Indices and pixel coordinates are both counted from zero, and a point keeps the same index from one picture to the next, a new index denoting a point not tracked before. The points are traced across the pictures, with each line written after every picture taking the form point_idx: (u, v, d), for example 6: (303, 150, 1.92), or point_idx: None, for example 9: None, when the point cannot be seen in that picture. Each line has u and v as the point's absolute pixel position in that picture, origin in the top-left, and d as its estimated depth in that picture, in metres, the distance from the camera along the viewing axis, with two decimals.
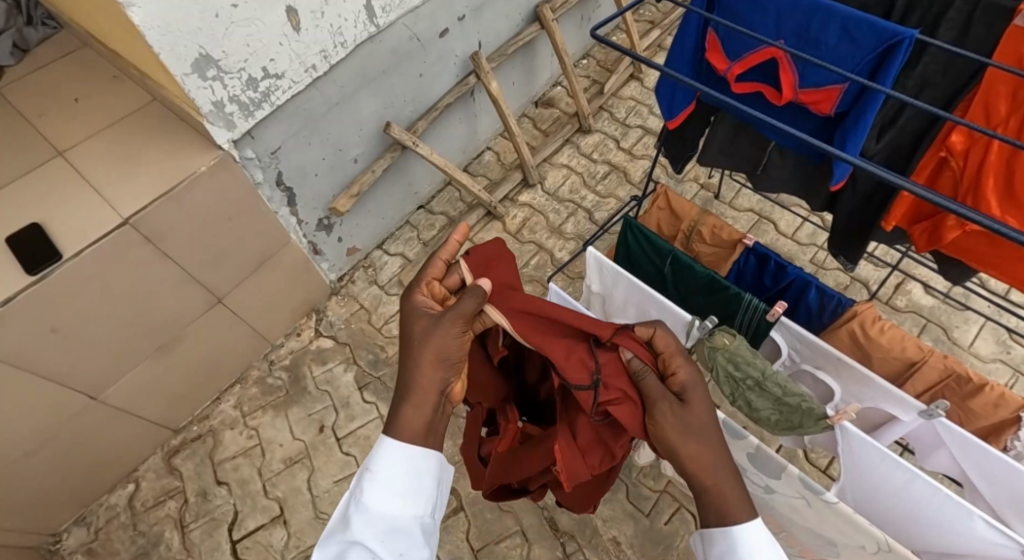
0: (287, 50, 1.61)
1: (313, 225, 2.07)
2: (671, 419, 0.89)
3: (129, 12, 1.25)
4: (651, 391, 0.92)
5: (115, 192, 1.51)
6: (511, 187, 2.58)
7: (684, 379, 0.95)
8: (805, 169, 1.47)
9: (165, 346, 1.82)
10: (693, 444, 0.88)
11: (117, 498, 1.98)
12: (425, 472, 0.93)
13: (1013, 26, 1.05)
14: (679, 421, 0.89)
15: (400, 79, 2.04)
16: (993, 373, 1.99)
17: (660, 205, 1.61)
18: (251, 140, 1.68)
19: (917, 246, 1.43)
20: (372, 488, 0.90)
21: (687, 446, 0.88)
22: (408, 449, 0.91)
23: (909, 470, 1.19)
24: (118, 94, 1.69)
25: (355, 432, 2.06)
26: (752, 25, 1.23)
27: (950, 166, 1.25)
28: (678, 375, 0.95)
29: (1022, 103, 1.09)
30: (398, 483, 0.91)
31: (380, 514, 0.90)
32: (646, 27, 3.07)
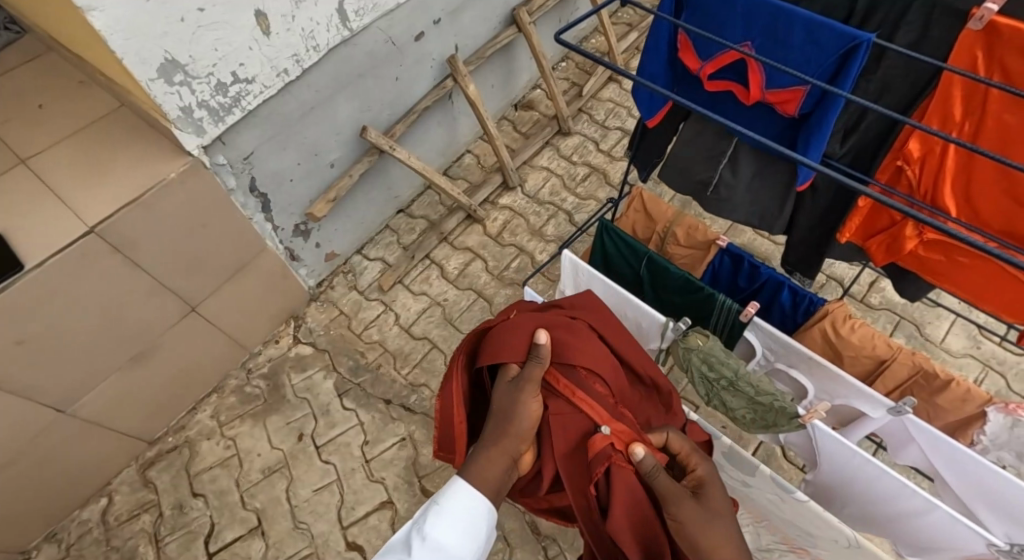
0: (257, 55, 1.59)
1: (289, 231, 2.05)
2: (690, 514, 0.90)
3: (89, 16, 1.23)
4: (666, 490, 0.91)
5: (81, 200, 1.48)
6: (490, 190, 2.57)
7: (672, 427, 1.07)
8: (762, 178, 1.45)
9: (138, 356, 1.78)
10: (713, 537, 0.89)
11: (90, 513, 1.94)
12: (480, 516, 0.95)
13: (967, 30, 1.06)
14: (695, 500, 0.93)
15: (375, 83, 2.02)
16: (965, 367, 2.02)
17: (635, 208, 1.62)
18: (222, 146, 1.65)
19: (874, 260, 1.44)
20: (438, 519, 0.92)
21: (705, 539, 0.89)
22: (476, 496, 0.94)
23: (878, 468, 1.20)
24: (84, 100, 1.66)
25: (335, 439, 2.04)
26: (721, 26, 1.24)
27: (907, 175, 1.27)
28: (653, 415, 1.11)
29: (974, 108, 1.13)
30: (462, 523, 0.93)
31: (439, 546, 0.91)
32: (624, 30, 3.08)
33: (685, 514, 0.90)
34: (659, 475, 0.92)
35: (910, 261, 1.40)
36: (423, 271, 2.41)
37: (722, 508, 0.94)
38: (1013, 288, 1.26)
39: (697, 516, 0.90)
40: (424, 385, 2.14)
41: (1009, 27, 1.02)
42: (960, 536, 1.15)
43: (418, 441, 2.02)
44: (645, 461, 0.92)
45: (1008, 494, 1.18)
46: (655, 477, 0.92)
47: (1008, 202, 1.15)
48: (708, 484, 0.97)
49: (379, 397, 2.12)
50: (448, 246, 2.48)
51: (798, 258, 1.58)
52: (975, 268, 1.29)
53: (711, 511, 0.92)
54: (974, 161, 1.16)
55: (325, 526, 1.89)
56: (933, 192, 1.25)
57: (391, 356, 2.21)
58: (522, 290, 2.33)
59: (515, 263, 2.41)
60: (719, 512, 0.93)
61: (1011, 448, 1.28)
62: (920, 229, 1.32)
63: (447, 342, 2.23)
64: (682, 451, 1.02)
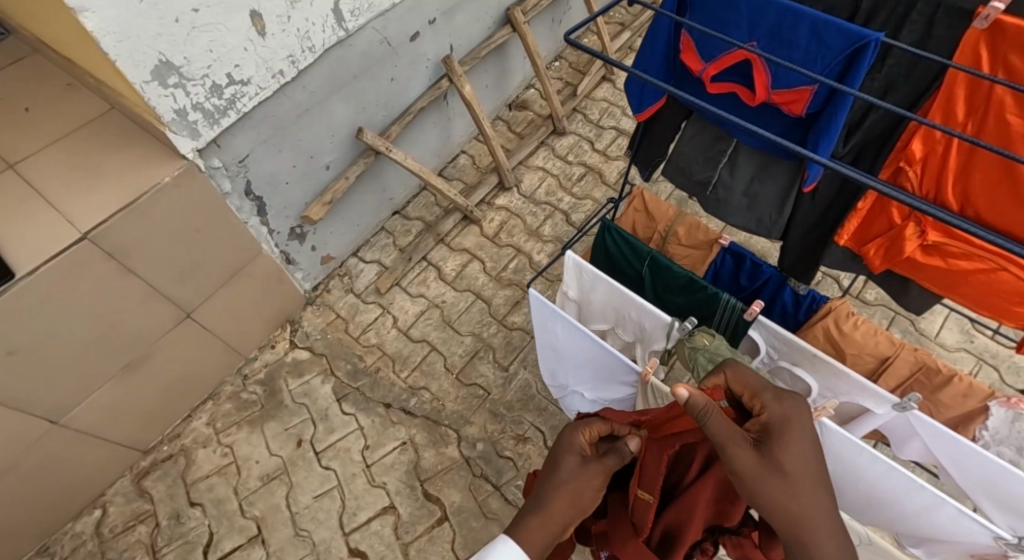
0: (252, 56, 1.56)
1: (285, 234, 2.02)
2: (745, 466, 0.77)
3: (82, 17, 1.20)
4: (718, 434, 0.80)
5: (73, 206, 1.44)
6: (487, 191, 2.56)
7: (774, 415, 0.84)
8: (760, 182, 1.45)
9: (132, 364, 1.75)
10: (775, 493, 0.76)
11: (83, 525, 1.90)
12: None
13: (973, 28, 1.06)
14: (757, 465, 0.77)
15: (370, 84, 2.00)
16: (960, 362, 2.03)
17: (635, 208, 1.60)
18: (217, 149, 1.63)
19: (873, 266, 1.43)
20: None
21: (763, 493, 0.76)
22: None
23: (885, 465, 1.19)
24: (73, 102, 1.62)
25: (335, 445, 2.01)
26: (725, 26, 1.23)
27: (907, 176, 1.26)
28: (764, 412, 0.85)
29: (977, 106, 1.13)
30: None
31: None
32: (616, 29, 3.08)
33: (744, 467, 0.77)
34: (710, 416, 0.80)
35: (904, 265, 1.39)
36: (421, 272, 2.39)
37: (796, 464, 0.77)
38: (1014, 289, 1.25)
39: (760, 471, 0.77)
40: (424, 388, 2.12)
41: (1015, 24, 1.02)
42: (969, 531, 1.16)
43: (419, 444, 2.00)
44: (693, 402, 0.81)
45: (1013, 487, 1.19)
46: (705, 416, 0.80)
47: (1011, 202, 1.15)
48: (775, 426, 0.82)
49: (379, 400, 2.10)
50: (445, 248, 2.46)
51: (794, 263, 1.56)
52: (974, 270, 1.28)
53: (775, 463, 0.78)
54: (977, 159, 1.16)
55: (327, 533, 1.86)
56: (934, 191, 1.25)
57: (390, 359, 2.19)
58: (521, 291, 2.32)
59: (513, 264, 2.39)
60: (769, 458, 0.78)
61: (1010, 443, 1.30)
62: (921, 229, 1.31)
63: (446, 344, 2.21)
64: (748, 391, 0.89)
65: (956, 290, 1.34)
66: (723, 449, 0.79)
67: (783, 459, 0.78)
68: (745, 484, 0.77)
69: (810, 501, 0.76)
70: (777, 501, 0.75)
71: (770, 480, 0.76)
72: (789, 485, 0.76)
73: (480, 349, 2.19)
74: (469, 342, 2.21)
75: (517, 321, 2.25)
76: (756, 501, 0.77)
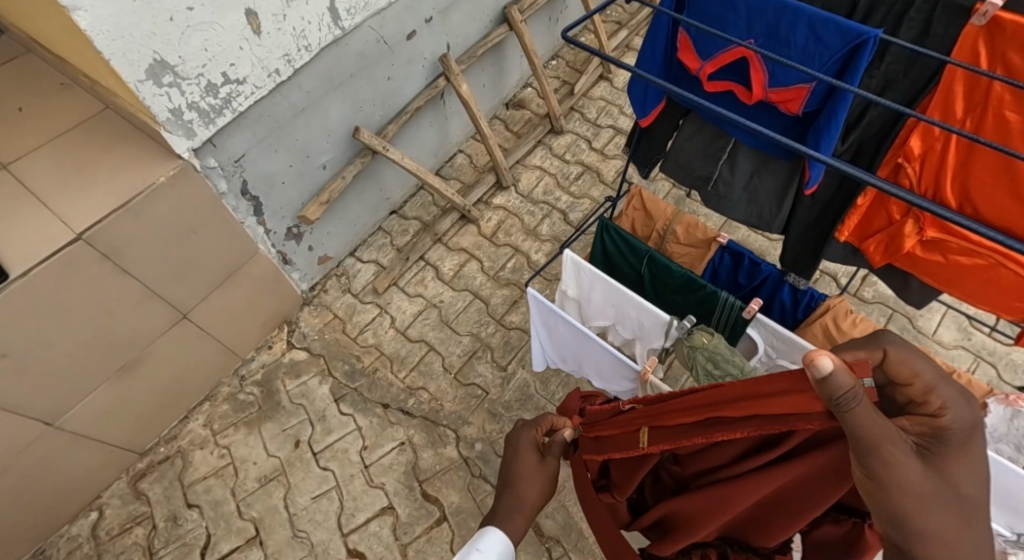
0: (248, 55, 1.55)
1: (281, 234, 2.01)
2: (910, 486, 0.56)
3: (74, 15, 1.19)
4: (878, 439, 0.57)
5: (67, 207, 1.43)
6: (484, 190, 2.55)
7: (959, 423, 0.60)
8: (758, 180, 1.45)
9: (127, 366, 1.74)
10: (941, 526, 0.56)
11: (79, 528, 1.89)
12: None
13: (970, 25, 1.06)
14: (927, 487, 0.57)
15: (367, 83, 1.99)
16: (957, 360, 2.03)
17: (634, 206, 1.59)
18: (212, 149, 1.61)
19: (873, 261, 1.43)
20: None
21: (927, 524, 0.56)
22: None
23: None
24: (67, 102, 1.61)
25: (332, 446, 2.01)
26: (723, 24, 1.22)
27: (906, 172, 1.26)
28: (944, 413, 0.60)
29: (976, 103, 1.12)
30: None
31: None
32: (613, 28, 3.07)
33: (904, 479, 0.56)
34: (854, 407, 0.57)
35: (905, 261, 1.39)
36: (418, 272, 2.38)
37: (969, 486, 0.58)
38: (1014, 286, 1.25)
39: (924, 489, 0.56)
40: (422, 388, 2.11)
41: (1013, 21, 1.02)
42: None
43: (417, 445, 1.99)
44: (830, 384, 0.57)
45: (1012, 485, 1.18)
46: (849, 407, 0.57)
47: (1010, 199, 1.14)
48: (955, 439, 0.59)
49: (377, 401, 2.09)
50: (442, 247, 2.45)
51: (795, 259, 1.56)
52: (974, 266, 1.28)
53: (951, 489, 0.57)
54: (976, 155, 1.15)
55: (325, 534, 1.85)
56: (933, 188, 1.24)
57: (387, 360, 2.18)
58: (518, 290, 2.31)
59: (511, 263, 2.38)
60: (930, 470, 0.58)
61: (1009, 441, 1.29)
62: (920, 227, 1.31)
63: (444, 344, 2.20)
64: (916, 380, 0.63)
65: (956, 285, 1.34)
66: (870, 452, 0.57)
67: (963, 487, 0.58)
68: (892, 500, 0.57)
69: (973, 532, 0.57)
70: (935, 531, 0.56)
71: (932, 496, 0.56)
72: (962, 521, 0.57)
73: (478, 349, 2.18)
74: (467, 342, 2.20)
75: (515, 321, 2.24)
76: (897, 518, 0.57)
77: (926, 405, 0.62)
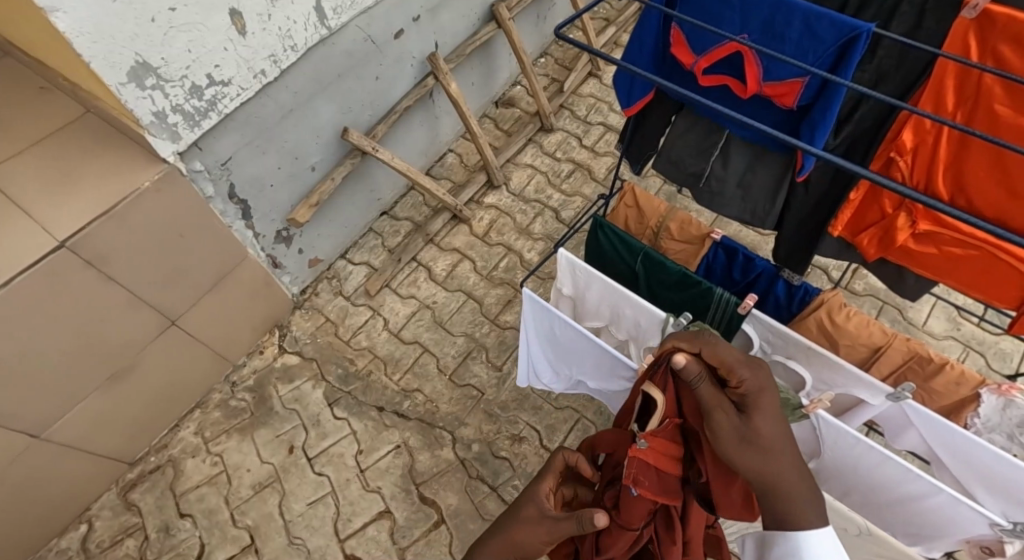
0: (232, 56, 1.52)
1: (271, 238, 1.98)
2: (730, 428, 0.96)
3: (52, 17, 1.16)
4: (708, 400, 0.98)
5: (50, 213, 1.40)
6: (475, 189, 2.53)
7: (748, 387, 0.98)
8: (752, 173, 1.44)
9: (116, 375, 1.71)
10: (766, 460, 0.94)
11: (69, 541, 1.85)
12: None
13: (961, 18, 1.06)
14: (738, 430, 0.95)
15: (356, 83, 1.97)
16: (947, 350, 2.04)
17: (627, 204, 1.58)
18: (199, 152, 1.59)
19: (867, 255, 1.42)
20: None
21: (752, 464, 0.94)
22: None
23: (881, 455, 1.18)
24: (47, 106, 1.57)
25: (327, 450, 1.98)
26: (717, 19, 1.21)
27: (898, 167, 1.25)
28: (740, 384, 0.99)
29: (967, 96, 1.12)
30: None
31: None
32: (601, 25, 3.06)
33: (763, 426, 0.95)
34: (702, 383, 1.00)
35: (899, 254, 1.38)
36: (411, 273, 2.36)
37: (772, 431, 0.96)
38: (1003, 275, 1.26)
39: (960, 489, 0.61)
40: (417, 390, 2.09)
41: (1004, 14, 1.02)
42: (964, 517, 1.14)
43: (413, 447, 1.97)
44: (689, 367, 1.00)
45: (1004, 471, 1.18)
46: (700, 383, 1.00)
47: (1003, 190, 1.14)
48: (750, 398, 0.98)
49: (372, 404, 2.07)
50: (434, 248, 2.43)
51: (788, 253, 1.54)
52: (967, 257, 1.28)
53: (752, 436, 0.95)
54: (968, 148, 1.15)
55: (322, 540, 1.83)
56: (924, 181, 1.24)
57: (381, 362, 2.16)
58: (512, 290, 2.29)
59: (504, 263, 2.37)
60: (773, 431, 0.95)
61: (1002, 430, 1.28)
62: (912, 220, 1.31)
63: (439, 345, 2.18)
64: (723, 365, 1.00)
65: (947, 275, 1.34)
66: (755, 401, 0.98)
67: (758, 428, 0.95)
68: (751, 433, 0.95)
69: (803, 488, 0.95)
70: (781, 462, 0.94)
71: (782, 457, 0.94)
72: (775, 444, 0.95)
73: (472, 349, 2.16)
74: (461, 342, 2.18)
75: (509, 320, 2.22)
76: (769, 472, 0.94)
77: (733, 380, 1.00)
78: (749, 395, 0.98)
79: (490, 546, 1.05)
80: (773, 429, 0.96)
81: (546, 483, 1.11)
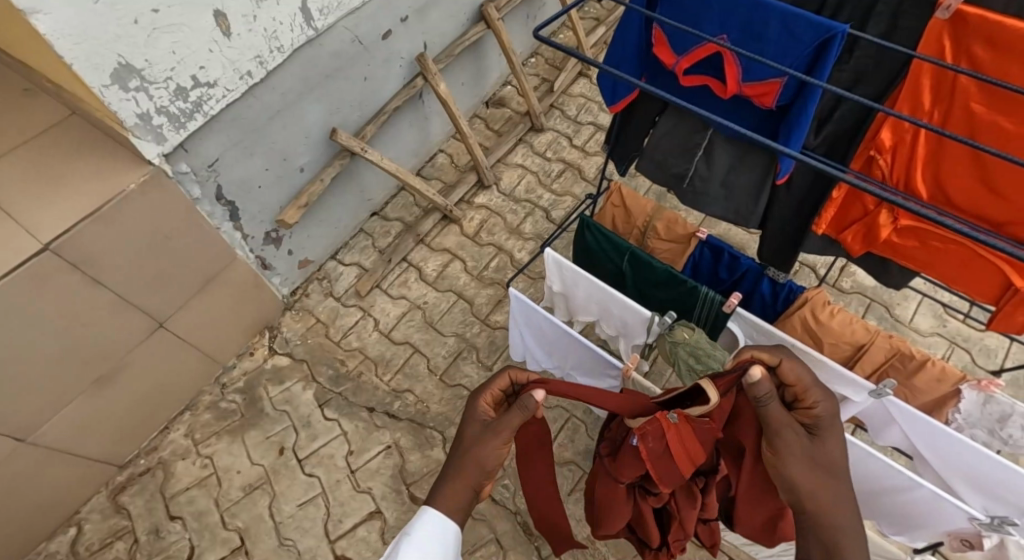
0: (218, 57, 1.52)
1: (260, 240, 1.98)
2: (798, 447, 0.90)
3: (33, 19, 1.16)
4: (774, 419, 0.91)
5: (34, 216, 1.39)
6: (466, 190, 2.53)
7: (822, 412, 0.94)
8: (734, 173, 1.45)
9: (103, 378, 1.70)
10: (826, 490, 0.88)
11: (58, 545, 1.84)
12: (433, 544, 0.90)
13: (934, 19, 1.07)
14: (811, 451, 0.91)
15: (343, 83, 1.97)
16: (933, 346, 2.06)
17: (614, 203, 1.60)
18: (185, 154, 1.59)
19: (851, 251, 1.43)
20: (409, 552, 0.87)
21: (814, 490, 0.88)
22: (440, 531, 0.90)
23: (863, 451, 1.20)
24: (31, 108, 1.56)
25: (318, 452, 1.98)
26: (697, 20, 1.22)
27: (879, 164, 1.26)
28: (816, 409, 0.94)
29: (944, 95, 1.13)
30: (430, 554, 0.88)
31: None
32: (591, 25, 3.07)
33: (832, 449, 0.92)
34: (770, 402, 0.91)
35: (884, 248, 1.39)
36: (402, 274, 2.37)
37: (839, 454, 0.92)
38: (984, 270, 1.28)
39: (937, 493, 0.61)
40: (408, 391, 2.09)
41: (976, 15, 1.03)
42: (944, 511, 1.16)
43: (404, 448, 1.98)
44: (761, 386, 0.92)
45: (984, 467, 1.20)
46: (768, 401, 0.91)
47: (980, 188, 1.15)
48: (824, 422, 0.94)
49: (362, 405, 2.07)
50: (425, 248, 2.43)
51: (774, 251, 1.55)
52: (948, 251, 1.30)
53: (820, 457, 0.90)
54: (945, 147, 1.16)
55: (312, 541, 1.83)
56: (904, 179, 1.25)
57: (372, 363, 2.16)
58: (502, 290, 2.30)
59: (495, 262, 2.37)
60: (838, 458, 0.91)
61: (982, 426, 1.30)
62: (894, 216, 1.33)
63: (429, 346, 2.19)
64: (799, 383, 0.96)
65: (930, 269, 1.36)
66: (826, 428, 0.93)
67: (830, 453, 0.91)
68: (820, 454, 0.91)
69: (859, 522, 0.89)
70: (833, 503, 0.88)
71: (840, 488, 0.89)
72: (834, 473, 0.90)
73: (463, 349, 2.17)
74: (452, 343, 2.19)
75: (500, 320, 2.23)
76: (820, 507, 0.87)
77: (805, 400, 0.95)
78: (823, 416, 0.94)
79: (443, 490, 0.94)
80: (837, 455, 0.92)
81: (486, 404, 1.03)
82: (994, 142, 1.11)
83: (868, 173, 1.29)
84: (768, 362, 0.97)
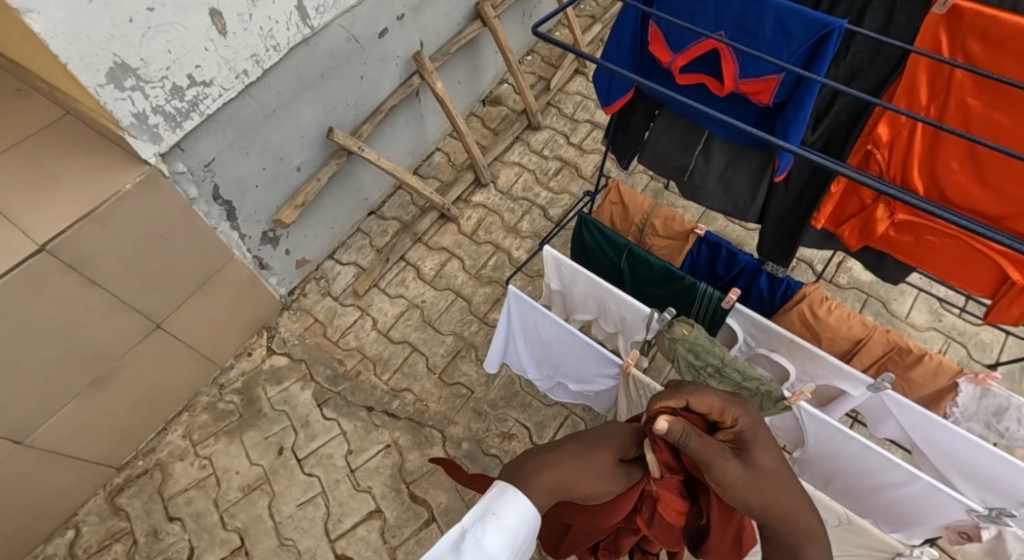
0: (213, 56, 1.52)
1: (257, 239, 1.97)
2: (733, 475, 0.88)
3: (27, 18, 1.15)
4: (702, 454, 0.88)
5: (28, 217, 1.39)
6: (463, 188, 2.53)
7: (744, 427, 0.92)
8: (732, 168, 1.45)
9: (99, 380, 1.70)
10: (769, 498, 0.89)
11: (55, 548, 1.84)
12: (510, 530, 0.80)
13: (931, 14, 1.07)
14: (747, 475, 0.89)
15: (340, 82, 1.96)
16: (929, 341, 2.07)
17: (612, 200, 1.59)
18: (181, 154, 1.58)
19: (849, 245, 1.44)
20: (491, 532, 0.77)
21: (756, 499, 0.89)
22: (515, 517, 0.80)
23: (859, 444, 1.20)
24: (25, 108, 1.55)
25: (317, 451, 1.98)
26: (692, 17, 1.22)
27: (876, 159, 1.27)
28: (736, 424, 0.92)
29: (939, 90, 1.13)
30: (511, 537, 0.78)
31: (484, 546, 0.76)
32: (588, 23, 3.07)
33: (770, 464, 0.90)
34: (690, 439, 0.87)
35: (880, 242, 1.40)
36: (399, 273, 2.36)
37: (772, 463, 0.91)
38: (981, 264, 1.28)
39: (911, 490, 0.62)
40: (406, 390, 2.09)
41: (971, 10, 1.03)
42: (942, 503, 1.16)
43: (403, 447, 1.97)
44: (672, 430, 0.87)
45: (980, 459, 1.21)
46: (687, 440, 0.87)
47: (976, 183, 1.16)
48: (748, 437, 0.92)
49: (361, 404, 2.07)
50: (423, 247, 2.43)
51: (772, 247, 1.55)
52: (944, 246, 1.30)
53: (757, 470, 0.89)
54: (941, 142, 1.17)
55: (312, 541, 1.83)
56: (901, 173, 1.25)
57: (370, 362, 2.16)
58: (500, 288, 2.29)
59: (492, 261, 2.37)
60: (773, 465, 0.91)
61: (979, 419, 1.31)
62: (891, 210, 1.33)
63: (427, 345, 2.18)
64: (713, 409, 0.92)
65: (926, 263, 1.36)
66: (754, 440, 0.92)
67: (764, 463, 0.90)
68: (754, 475, 0.89)
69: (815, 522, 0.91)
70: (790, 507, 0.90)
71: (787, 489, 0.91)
72: (774, 482, 0.90)
73: (462, 348, 2.17)
74: (450, 341, 2.18)
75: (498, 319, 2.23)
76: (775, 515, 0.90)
77: (725, 421, 0.92)
78: (745, 431, 0.92)
79: None
80: (772, 465, 0.91)
81: (604, 415, 0.95)
82: (990, 137, 1.12)
83: (865, 168, 1.30)
84: (674, 406, 0.92)
